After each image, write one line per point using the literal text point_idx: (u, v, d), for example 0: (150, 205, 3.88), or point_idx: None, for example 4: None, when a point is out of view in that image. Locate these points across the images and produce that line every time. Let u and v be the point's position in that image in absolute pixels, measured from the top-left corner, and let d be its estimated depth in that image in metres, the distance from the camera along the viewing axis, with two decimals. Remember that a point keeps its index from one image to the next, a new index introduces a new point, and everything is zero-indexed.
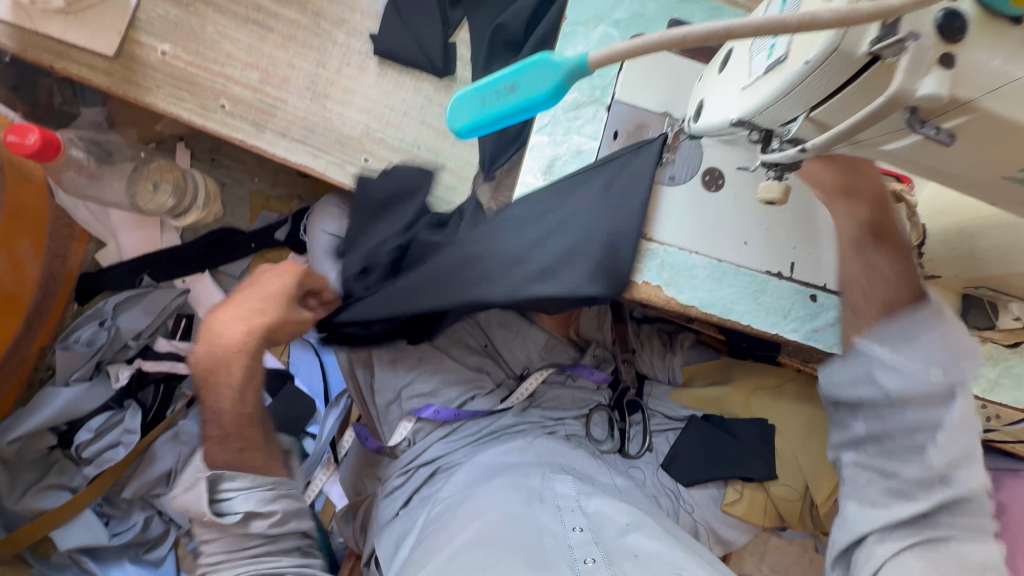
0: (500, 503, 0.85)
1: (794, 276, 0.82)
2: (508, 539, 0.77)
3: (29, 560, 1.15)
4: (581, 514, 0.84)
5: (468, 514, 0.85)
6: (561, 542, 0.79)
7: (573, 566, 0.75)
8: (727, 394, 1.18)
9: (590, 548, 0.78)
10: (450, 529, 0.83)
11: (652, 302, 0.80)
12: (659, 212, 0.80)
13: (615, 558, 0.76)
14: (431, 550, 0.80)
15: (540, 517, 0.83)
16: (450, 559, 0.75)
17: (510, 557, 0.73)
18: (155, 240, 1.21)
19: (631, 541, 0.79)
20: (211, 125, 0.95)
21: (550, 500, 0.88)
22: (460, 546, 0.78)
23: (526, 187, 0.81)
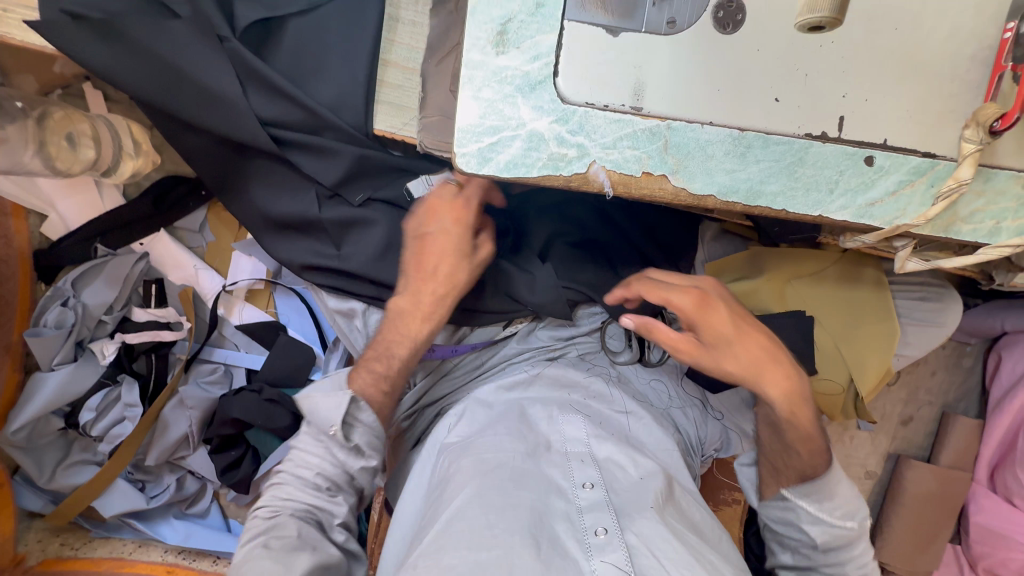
0: (506, 457, 0.77)
1: (843, 135, 0.63)
2: (514, 500, 0.70)
3: (85, 526, 1.22)
4: (592, 468, 0.78)
5: (472, 464, 0.77)
6: (570, 505, 0.73)
7: (584, 541, 0.68)
8: (762, 286, 1.00)
9: (601, 515, 0.71)
10: (447, 480, 0.76)
11: (656, 198, 0.64)
12: (661, 78, 0.60)
13: (627, 523, 0.70)
14: (428, 514, 0.74)
15: (549, 473, 0.76)
16: (444, 526, 0.68)
17: (518, 525, 0.67)
18: (98, 204, 1.08)
19: (648, 496, 0.75)
20: (85, 51, 0.75)
21: (557, 447, 0.81)
22: (460, 505, 0.70)
23: (474, 68, 0.59)
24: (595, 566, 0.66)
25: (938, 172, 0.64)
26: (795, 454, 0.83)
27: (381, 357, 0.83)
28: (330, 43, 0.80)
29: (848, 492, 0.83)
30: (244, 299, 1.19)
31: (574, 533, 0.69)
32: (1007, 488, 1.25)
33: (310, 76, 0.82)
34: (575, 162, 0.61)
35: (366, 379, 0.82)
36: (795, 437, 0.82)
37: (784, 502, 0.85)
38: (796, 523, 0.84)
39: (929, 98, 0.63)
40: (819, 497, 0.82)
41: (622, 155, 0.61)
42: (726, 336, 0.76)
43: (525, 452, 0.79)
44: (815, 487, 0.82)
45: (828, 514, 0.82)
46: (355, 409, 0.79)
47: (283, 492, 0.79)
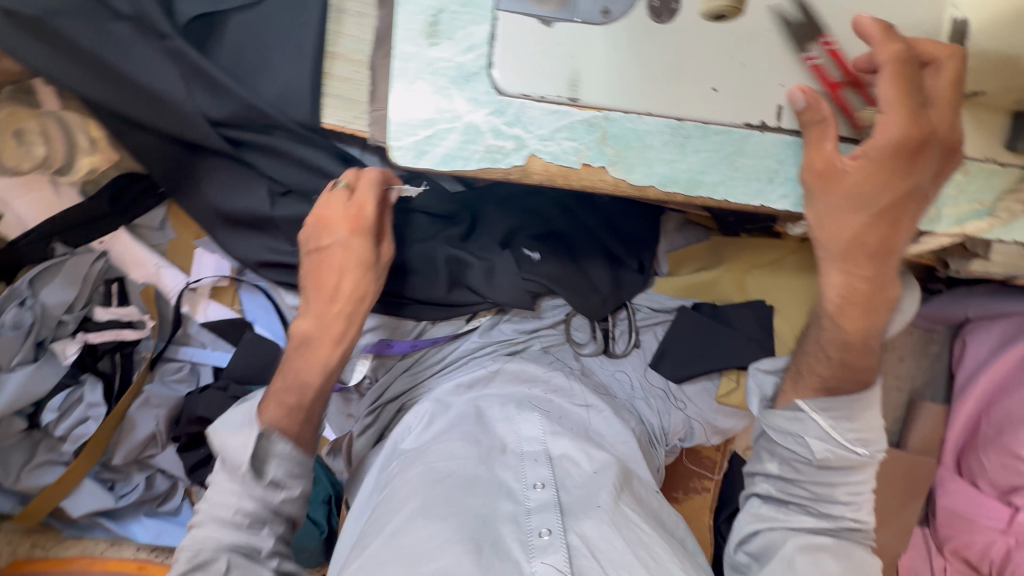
0: (457, 464, 0.77)
1: (782, 124, 0.62)
2: (460, 508, 0.71)
3: (56, 526, 1.21)
4: (545, 466, 0.78)
5: (423, 473, 0.77)
6: (519, 506, 0.73)
7: (526, 541, 0.69)
8: (720, 277, 1.04)
9: (547, 516, 0.71)
10: (395, 491, 0.76)
11: (599, 189, 0.63)
12: (597, 68, 0.60)
13: (571, 523, 0.71)
14: (377, 518, 0.74)
15: (500, 476, 0.77)
16: (389, 537, 0.69)
17: (459, 533, 0.68)
18: (53, 202, 1.06)
19: (597, 493, 0.75)
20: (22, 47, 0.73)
21: (513, 448, 0.81)
22: (406, 516, 0.71)
23: (406, 59, 0.59)
24: (536, 567, 0.67)
25: None
26: (824, 364, 0.73)
27: (291, 389, 0.83)
28: (275, 35, 0.79)
29: (871, 418, 0.74)
30: (209, 297, 1.18)
31: (519, 535, 0.70)
32: (972, 471, 1.27)
33: (257, 70, 0.81)
34: (513, 154, 0.61)
35: (275, 411, 0.82)
36: (856, 362, 0.71)
37: (796, 412, 0.75)
38: (803, 437, 0.74)
39: (867, 85, 0.63)
40: (840, 413, 0.73)
41: (561, 146, 0.61)
42: (863, 196, 0.59)
43: (478, 457, 0.78)
44: (846, 395, 0.73)
45: (839, 434, 0.73)
46: (267, 443, 0.79)
47: (203, 529, 0.79)
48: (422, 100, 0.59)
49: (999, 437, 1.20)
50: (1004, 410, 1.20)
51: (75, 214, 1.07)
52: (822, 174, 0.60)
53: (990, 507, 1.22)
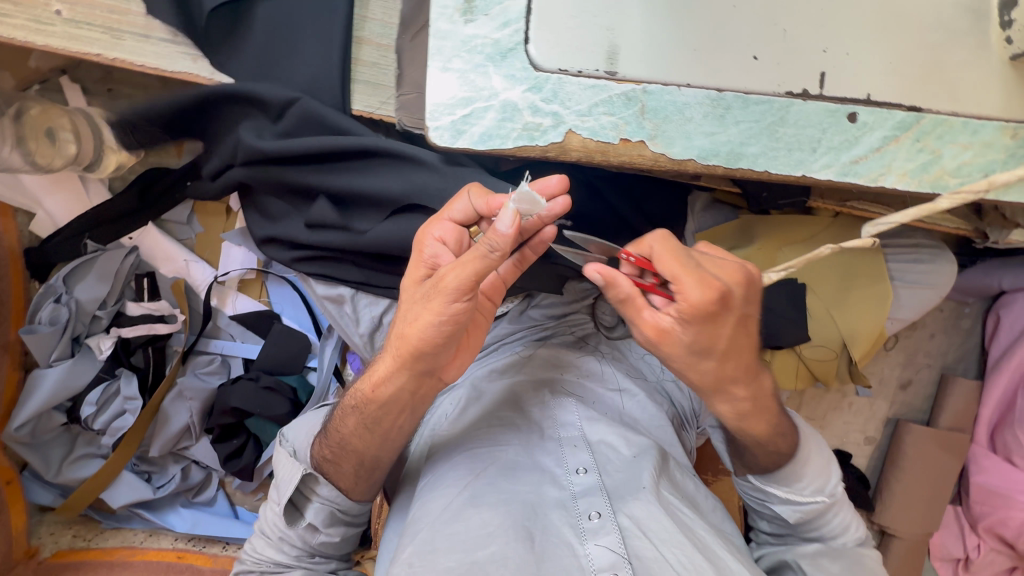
0: (499, 450, 0.78)
1: (824, 92, 0.61)
2: (507, 494, 0.71)
3: (96, 517, 1.24)
4: (585, 451, 0.78)
5: (466, 459, 0.77)
6: (564, 492, 0.74)
7: (577, 526, 0.69)
8: (753, 256, 1.00)
9: (593, 500, 0.72)
10: (441, 477, 0.76)
11: (636, 165, 0.63)
12: (634, 40, 0.59)
13: (620, 505, 0.71)
14: (423, 506, 0.74)
15: (542, 462, 0.78)
16: (439, 526, 0.69)
17: (511, 520, 0.68)
18: (83, 199, 1.08)
19: (640, 475, 0.75)
20: (55, 42, 0.74)
21: (552, 434, 0.82)
22: (457, 504, 0.71)
23: (442, 38, 0.58)
24: (589, 549, 0.67)
25: (923, 126, 0.62)
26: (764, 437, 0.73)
27: (340, 441, 0.77)
28: (301, 23, 0.79)
29: (817, 465, 0.76)
30: (237, 289, 1.20)
31: (569, 519, 0.70)
32: (1007, 447, 1.26)
33: (284, 57, 0.80)
34: (551, 131, 0.60)
35: (326, 463, 0.78)
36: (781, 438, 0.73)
37: (755, 485, 0.78)
38: (767, 502, 0.78)
39: (912, 49, 0.61)
40: (788, 478, 0.75)
41: (599, 121, 0.60)
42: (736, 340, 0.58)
43: (519, 444, 0.79)
44: (784, 471, 0.75)
45: (798, 494, 0.75)
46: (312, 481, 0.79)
47: (257, 546, 0.82)
48: (459, 78, 0.58)
49: None
50: None
51: (104, 210, 1.08)
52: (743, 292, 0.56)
53: None
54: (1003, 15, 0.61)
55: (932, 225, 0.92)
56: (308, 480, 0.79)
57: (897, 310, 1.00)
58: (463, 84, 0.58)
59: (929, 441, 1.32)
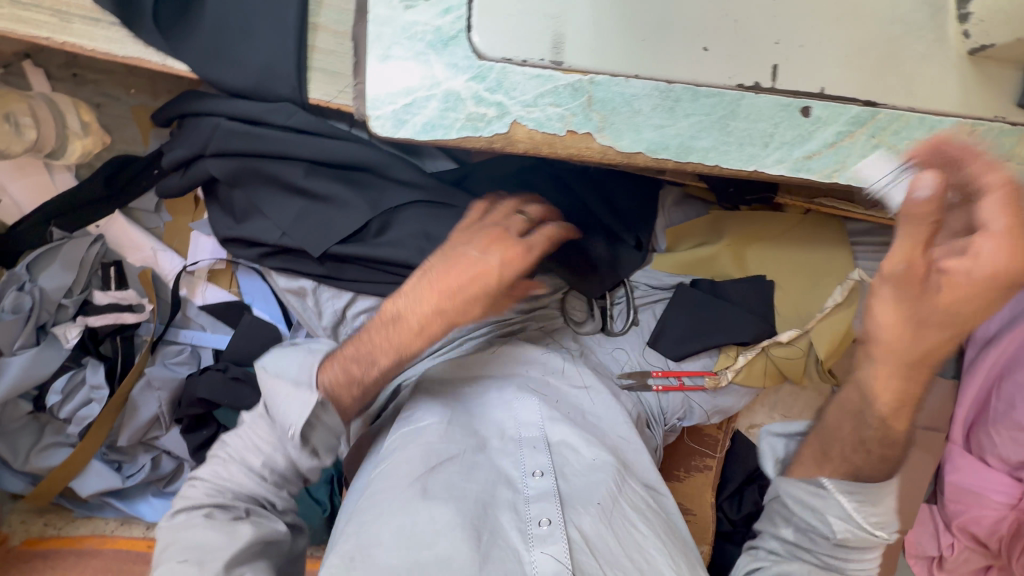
0: (456, 448, 0.77)
1: (777, 86, 0.60)
2: (461, 493, 0.71)
3: (67, 506, 1.24)
4: (543, 454, 0.78)
5: (422, 452, 0.76)
6: (517, 494, 0.73)
7: (526, 530, 0.69)
8: (720, 252, 1.00)
9: (546, 506, 0.71)
10: (393, 469, 0.75)
11: (585, 157, 0.61)
12: (581, 29, 0.57)
13: (571, 515, 0.71)
14: (372, 497, 0.73)
15: (499, 464, 0.77)
16: (386, 516, 0.69)
17: (461, 518, 0.68)
18: (49, 186, 1.08)
19: (596, 490, 0.75)
20: (1, 25, 0.73)
21: (512, 433, 0.81)
22: (407, 498, 0.70)
23: (382, 22, 0.57)
24: (535, 557, 0.66)
25: (879, 122, 0.61)
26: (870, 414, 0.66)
27: (361, 359, 0.76)
28: (254, 8, 0.77)
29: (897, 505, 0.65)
30: (206, 280, 1.19)
31: (519, 523, 0.70)
32: (981, 447, 1.25)
33: (237, 43, 0.78)
34: (495, 122, 0.59)
35: (349, 389, 0.76)
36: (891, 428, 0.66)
37: (817, 488, 0.65)
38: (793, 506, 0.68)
39: (869, 41, 0.59)
40: (866, 496, 0.64)
41: (545, 112, 0.59)
42: (958, 314, 0.58)
43: (476, 444, 0.79)
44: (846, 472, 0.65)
45: (862, 517, 0.64)
46: (320, 410, 0.76)
47: (222, 470, 0.78)
48: (399, 65, 0.57)
49: (1010, 411, 1.18)
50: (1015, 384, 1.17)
51: (70, 196, 1.08)
52: (916, 279, 0.58)
53: (997, 481, 1.22)
54: (963, 7, 0.59)
55: (903, 221, 0.90)
56: (318, 407, 0.75)
57: None
58: (403, 71, 0.57)
59: None
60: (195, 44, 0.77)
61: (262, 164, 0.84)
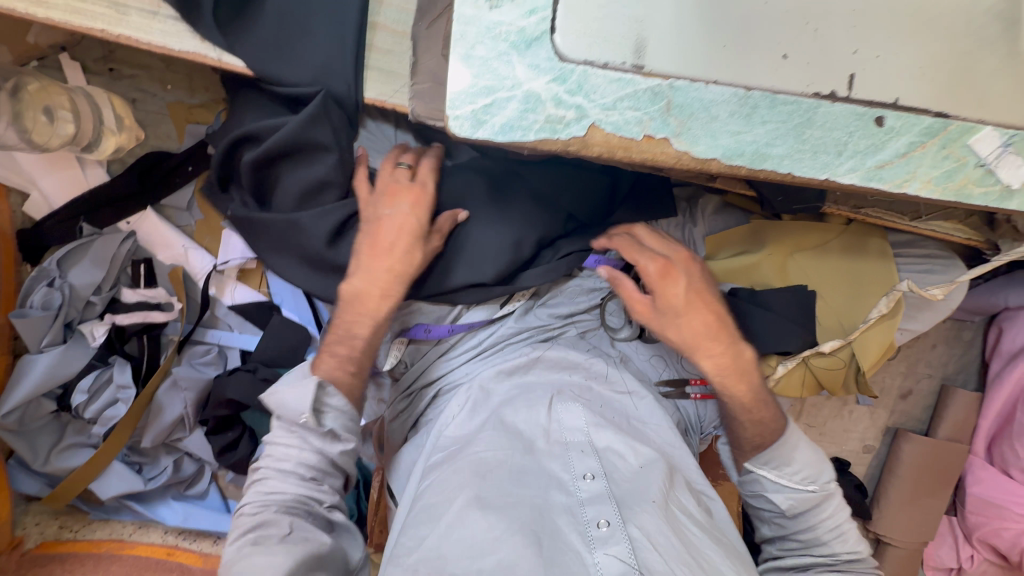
0: (503, 457, 0.76)
1: (853, 95, 0.60)
2: (515, 502, 0.70)
3: (84, 508, 1.21)
4: (593, 457, 0.77)
5: (470, 467, 0.75)
6: (570, 498, 0.72)
7: (585, 534, 0.69)
8: (760, 260, 0.99)
9: (603, 508, 0.70)
10: (447, 482, 0.74)
11: (659, 163, 0.61)
12: (663, 33, 0.57)
13: (629, 514, 0.70)
14: (427, 509, 0.73)
15: (549, 467, 0.76)
16: (447, 531, 0.69)
17: (518, 525, 0.67)
18: (81, 181, 1.05)
19: (648, 487, 0.74)
20: (57, 16, 0.71)
21: (557, 436, 0.80)
22: (462, 510, 0.70)
23: (464, 22, 0.56)
24: (598, 558, 0.66)
25: (949, 134, 0.62)
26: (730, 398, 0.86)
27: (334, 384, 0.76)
28: (314, 6, 0.76)
29: (808, 457, 0.85)
30: (237, 279, 1.17)
31: (577, 526, 0.69)
32: (1004, 459, 1.26)
33: (296, 42, 0.77)
34: (574, 124, 0.58)
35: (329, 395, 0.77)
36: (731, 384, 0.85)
37: (751, 474, 0.87)
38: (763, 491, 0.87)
39: (942, 54, 0.60)
40: (779, 463, 0.85)
41: (623, 116, 0.58)
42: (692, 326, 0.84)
43: (524, 449, 0.78)
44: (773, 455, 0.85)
45: (788, 479, 0.85)
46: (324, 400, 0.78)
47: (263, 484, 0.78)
48: (479, 65, 0.56)
49: None
50: None
51: (102, 191, 1.06)
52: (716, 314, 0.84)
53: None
54: None
55: (943, 233, 0.93)
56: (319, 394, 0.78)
57: (907, 321, 0.99)
58: (484, 71, 0.56)
59: (927, 451, 1.33)
60: (252, 39, 0.76)
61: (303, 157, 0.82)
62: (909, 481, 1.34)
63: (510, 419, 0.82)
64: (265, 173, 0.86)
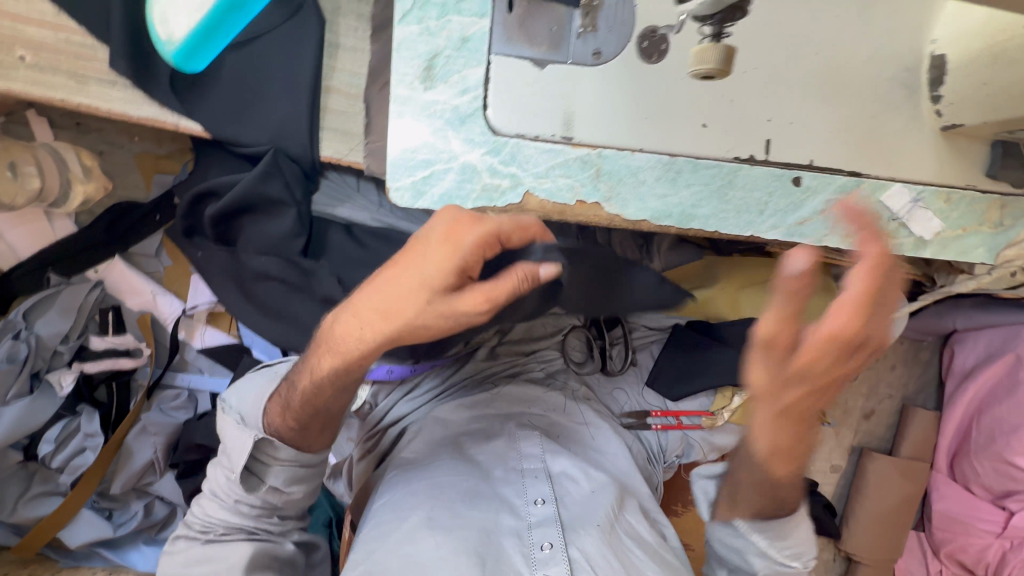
0: (460, 480, 0.77)
1: (769, 158, 0.64)
2: (466, 519, 0.71)
3: (53, 556, 1.17)
4: (546, 482, 0.78)
5: (426, 487, 0.75)
6: (520, 522, 0.73)
7: (529, 556, 0.70)
8: (713, 295, 1.04)
9: (547, 530, 0.72)
10: (400, 499, 0.75)
11: (593, 224, 0.65)
12: (589, 107, 0.61)
13: (572, 537, 0.71)
14: (378, 529, 0.72)
15: (502, 491, 0.77)
16: (398, 545, 0.69)
17: (465, 545, 0.67)
18: (48, 232, 1.07)
19: (597, 511, 0.75)
20: (17, 87, 0.74)
21: (515, 466, 0.81)
22: (414, 525, 0.70)
23: (401, 102, 0.60)
24: None
25: (864, 190, 0.66)
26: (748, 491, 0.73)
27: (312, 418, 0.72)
28: (269, 71, 0.80)
29: (804, 532, 0.77)
30: (206, 322, 1.18)
31: (522, 548, 0.70)
32: (965, 476, 1.29)
33: (252, 106, 0.81)
34: (509, 192, 0.62)
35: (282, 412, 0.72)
36: (779, 491, 0.71)
37: (737, 531, 0.78)
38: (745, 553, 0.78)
39: (852, 119, 0.65)
40: (774, 533, 0.75)
41: (556, 183, 0.62)
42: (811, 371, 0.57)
43: (480, 476, 0.79)
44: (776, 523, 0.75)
45: (777, 552, 0.76)
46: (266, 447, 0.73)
47: (205, 507, 0.77)
48: (416, 141, 0.60)
49: (990, 444, 1.23)
50: (993, 417, 1.22)
51: (70, 242, 1.08)
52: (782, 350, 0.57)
53: (985, 509, 1.24)
54: (933, 90, 0.64)
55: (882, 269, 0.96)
56: (262, 445, 0.73)
57: None
58: (420, 146, 0.60)
59: (890, 469, 1.36)
60: (207, 106, 0.79)
61: (264, 210, 0.86)
62: (873, 499, 1.37)
63: (469, 447, 0.84)
64: (227, 226, 0.88)
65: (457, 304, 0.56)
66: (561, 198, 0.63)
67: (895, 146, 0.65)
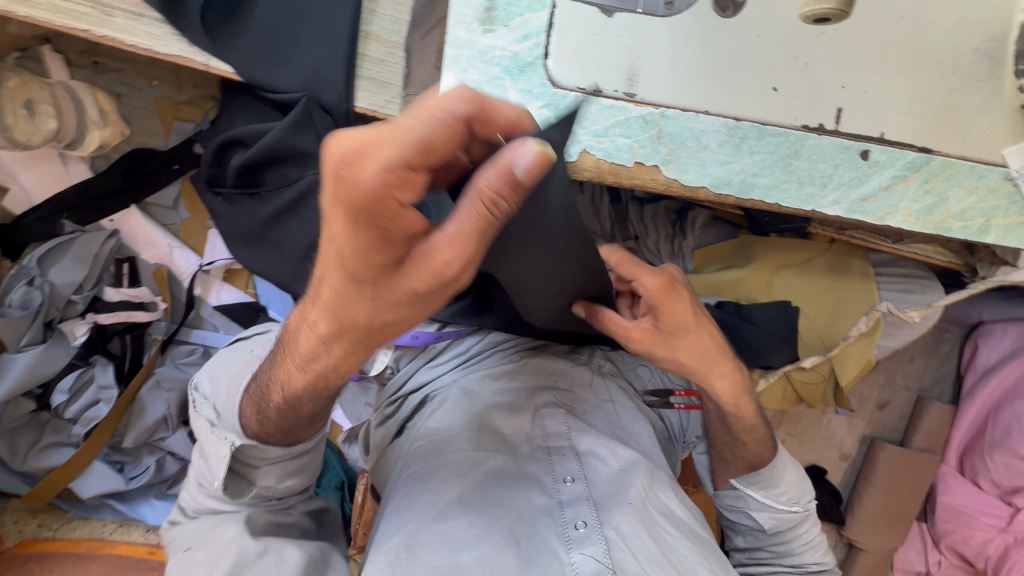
0: (486, 456, 0.75)
1: (838, 129, 0.61)
2: (496, 499, 0.70)
3: (63, 506, 1.16)
4: (573, 461, 0.76)
5: (455, 461, 0.74)
6: (551, 500, 0.72)
7: (563, 535, 0.68)
8: (748, 275, 0.99)
9: (581, 509, 0.71)
10: (427, 477, 0.73)
11: (648, 188, 0.61)
12: (657, 62, 0.57)
13: (606, 517, 0.70)
14: (406, 502, 0.71)
15: (531, 470, 0.76)
16: (429, 522, 0.68)
17: (498, 525, 0.67)
18: (63, 176, 1.04)
19: (626, 489, 0.74)
20: (40, 15, 0.69)
21: (540, 442, 0.79)
22: (446, 503, 0.70)
23: (457, 45, 0.57)
24: (574, 558, 0.66)
25: (933, 168, 0.62)
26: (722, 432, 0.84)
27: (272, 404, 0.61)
28: (307, 13, 0.76)
29: (792, 478, 0.85)
30: (222, 278, 1.16)
31: (556, 527, 0.69)
32: (975, 470, 1.29)
33: (287, 50, 0.77)
34: (565, 150, 0.58)
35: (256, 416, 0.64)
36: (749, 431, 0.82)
37: (736, 491, 0.86)
38: (749, 509, 0.85)
39: (930, 90, 0.61)
40: (766, 483, 0.83)
41: (615, 143, 0.59)
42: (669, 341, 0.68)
43: (507, 452, 0.77)
44: (764, 475, 0.83)
45: (774, 500, 0.84)
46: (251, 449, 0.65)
47: (194, 497, 0.69)
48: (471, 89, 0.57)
49: (1005, 439, 1.22)
50: (1012, 412, 1.21)
51: (85, 187, 1.04)
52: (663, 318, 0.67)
53: (990, 504, 1.25)
54: (1017, 64, 0.61)
55: (923, 256, 0.93)
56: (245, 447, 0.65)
57: (885, 338, 1.03)
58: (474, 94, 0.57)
59: (901, 459, 1.36)
60: (240, 48, 0.75)
61: (293, 160, 0.82)
62: (882, 488, 1.37)
63: (495, 419, 0.81)
64: (252, 176, 0.85)
65: (413, 280, 0.41)
66: (619, 159, 0.59)
67: (971, 122, 0.62)
